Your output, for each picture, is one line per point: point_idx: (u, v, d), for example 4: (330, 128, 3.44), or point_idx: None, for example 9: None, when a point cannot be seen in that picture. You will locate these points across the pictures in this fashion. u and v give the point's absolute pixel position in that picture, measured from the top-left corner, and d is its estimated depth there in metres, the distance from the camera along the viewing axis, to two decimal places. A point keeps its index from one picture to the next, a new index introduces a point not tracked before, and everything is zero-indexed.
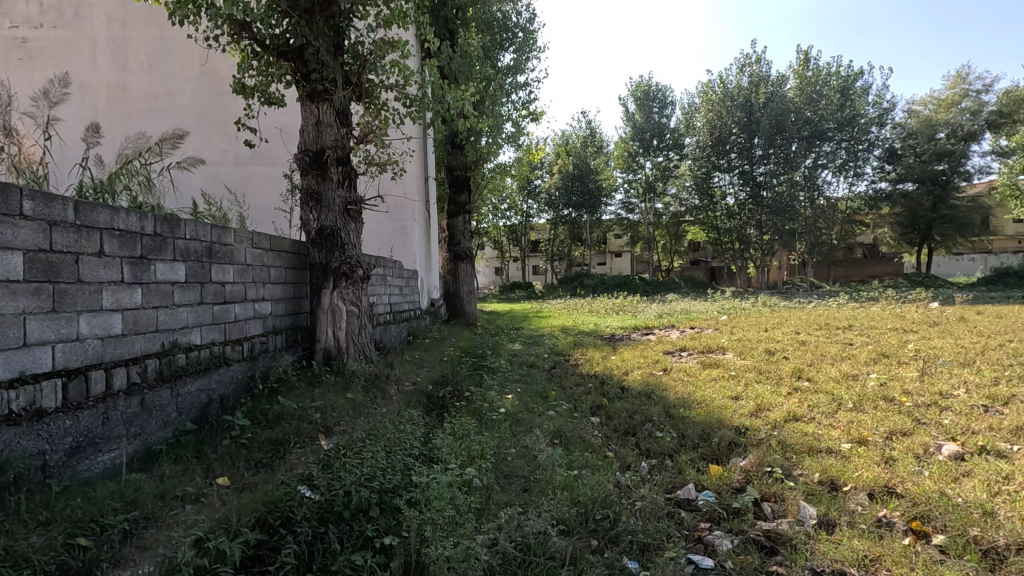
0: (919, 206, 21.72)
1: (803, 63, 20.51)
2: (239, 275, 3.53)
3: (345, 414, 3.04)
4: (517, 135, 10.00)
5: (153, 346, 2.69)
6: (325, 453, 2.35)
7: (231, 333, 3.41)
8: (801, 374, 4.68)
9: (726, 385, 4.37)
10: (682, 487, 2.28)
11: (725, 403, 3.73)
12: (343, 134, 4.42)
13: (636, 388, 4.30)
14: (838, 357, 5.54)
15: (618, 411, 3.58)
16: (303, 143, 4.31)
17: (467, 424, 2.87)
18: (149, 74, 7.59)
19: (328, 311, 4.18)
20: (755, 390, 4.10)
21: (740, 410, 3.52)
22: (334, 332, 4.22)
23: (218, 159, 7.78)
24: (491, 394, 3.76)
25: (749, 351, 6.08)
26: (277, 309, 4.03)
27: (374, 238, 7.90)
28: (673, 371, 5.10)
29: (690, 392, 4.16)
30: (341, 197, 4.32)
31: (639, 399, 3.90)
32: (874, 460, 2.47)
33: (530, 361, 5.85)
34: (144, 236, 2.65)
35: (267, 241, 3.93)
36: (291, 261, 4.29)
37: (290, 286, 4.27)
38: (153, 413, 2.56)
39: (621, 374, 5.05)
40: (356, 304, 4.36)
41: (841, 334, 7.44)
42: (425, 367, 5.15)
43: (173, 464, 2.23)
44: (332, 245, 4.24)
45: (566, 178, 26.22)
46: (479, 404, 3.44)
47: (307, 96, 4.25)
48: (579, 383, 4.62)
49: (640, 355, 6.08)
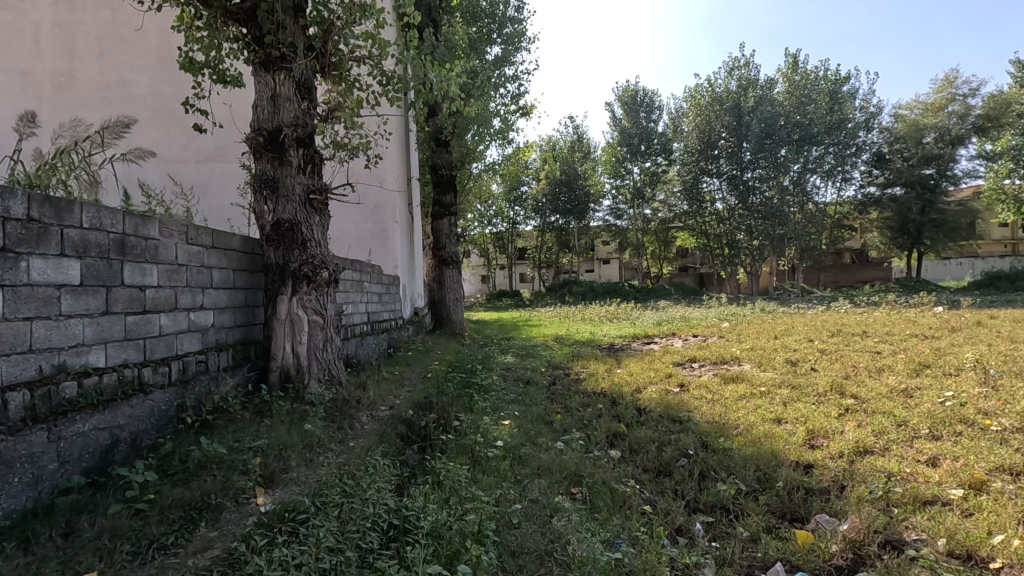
0: (908, 211, 21.50)
1: (792, 67, 20.06)
2: (167, 277, 2.81)
3: (296, 459, 2.34)
4: (506, 132, 9.36)
5: (25, 372, 1.97)
6: (252, 528, 1.65)
7: (154, 352, 2.67)
8: (841, 389, 4.05)
9: (761, 404, 3.72)
10: (765, 568, 1.61)
11: (769, 429, 3.08)
12: (305, 109, 3.71)
13: (656, 410, 3.65)
14: (873, 368, 4.94)
15: (641, 442, 2.92)
16: (257, 121, 3.59)
17: (461, 476, 2.18)
18: (100, 62, 6.85)
19: (286, 322, 3.45)
20: (800, 410, 3.46)
21: (793, 439, 2.88)
22: (292, 347, 3.47)
23: (178, 156, 7.06)
24: (485, 423, 3.08)
25: (770, 361, 5.47)
26: (221, 320, 3.31)
27: (351, 241, 7.22)
28: (691, 388, 4.42)
29: (722, 415, 3.49)
30: (303, 184, 3.62)
31: (664, 425, 3.24)
32: (1016, 520, 1.81)
33: (526, 376, 5.16)
34: (11, 222, 1.93)
35: (208, 236, 3.21)
36: (242, 261, 3.57)
37: (240, 292, 3.54)
38: (15, 467, 1.84)
39: (634, 391, 4.39)
40: (321, 314, 3.63)
41: (861, 341, 6.86)
42: (406, 386, 4.45)
43: (20, 553, 1.51)
44: (291, 242, 3.52)
45: (553, 184, 25.70)
46: (471, 438, 2.75)
47: (261, 64, 3.55)
48: (587, 404, 3.94)
49: (649, 367, 5.43)
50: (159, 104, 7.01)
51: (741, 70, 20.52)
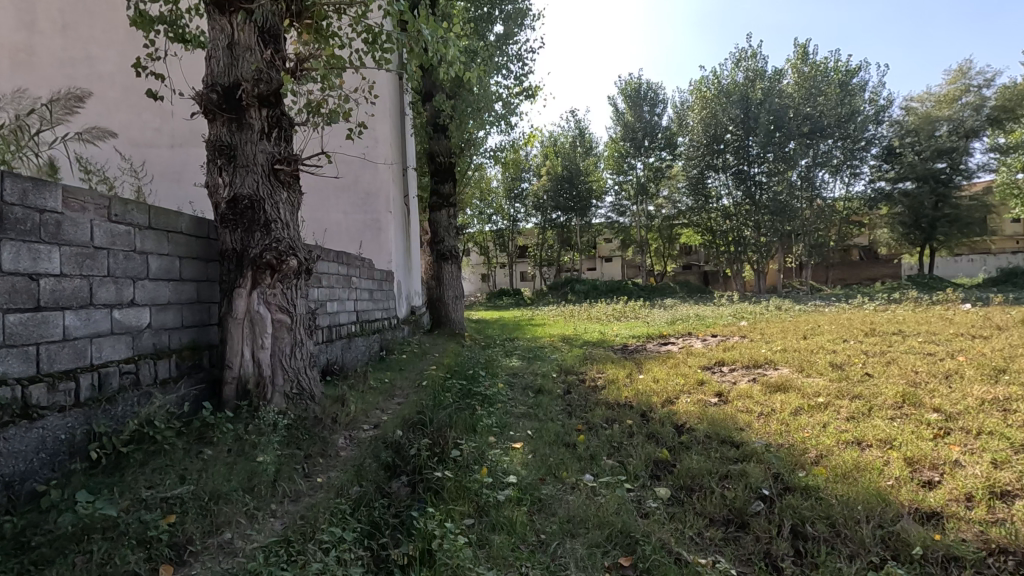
0: (920, 205, 20.66)
1: (801, 58, 19.06)
2: (78, 261, 2.15)
3: (234, 514, 1.68)
4: (508, 117, 8.68)
5: None
6: None
7: (54, 363, 2.01)
8: (917, 401, 3.37)
9: (828, 420, 3.05)
10: None
11: (856, 456, 2.42)
12: (271, 62, 3.02)
13: (700, 429, 2.97)
14: (934, 373, 4.26)
15: (695, 474, 2.27)
16: (210, 75, 2.90)
17: (462, 547, 1.53)
18: (64, 36, 6.11)
19: (245, 321, 2.78)
20: (881, 428, 2.79)
21: (894, 472, 2.21)
22: (252, 354, 2.80)
23: (151, 140, 6.43)
24: (492, 454, 2.43)
25: (810, 365, 4.80)
26: (161, 319, 2.65)
27: (340, 233, 6.59)
28: (732, 399, 3.76)
29: (784, 435, 2.83)
30: (267, 154, 2.95)
31: (717, 451, 2.58)
32: None
33: (535, 383, 4.50)
34: None
35: (143, 213, 2.55)
36: (190, 246, 2.88)
37: (188, 284, 2.87)
38: None
39: (664, 401, 3.73)
40: (289, 312, 2.95)
41: (902, 342, 6.18)
42: (396, 397, 3.81)
43: None
44: (251, 223, 2.84)
45: (555, 181, 24.93)
46: (476, 476, 2.11)
47: (215, 5, 2.86)
48: (613, 420, 3.27)
49: (675, 373, 4.76)
50: (129, 82, 6.31)
51: (748, 62, 19.78)
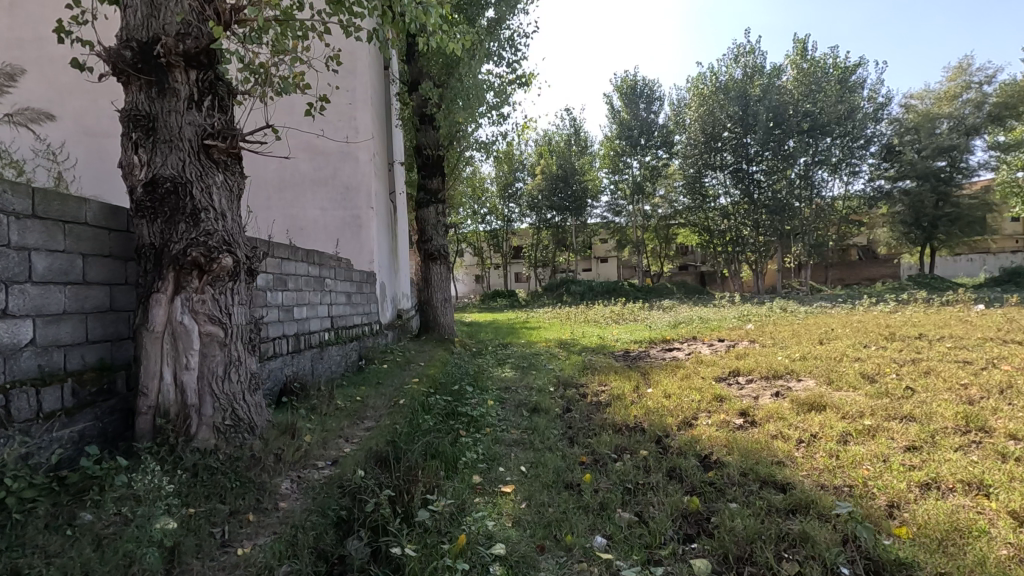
0: (921, 204, 20.17)
1: (801, 53, 18.51)
2: None
3: None
4: (501, 107, 8.13)
5: None
6: None
7: None
8: (986, 426, 2.82)
9: (891, 451, 2.49)
10: None
11: (946, 507, 1.87)
12: (203, 14, 2.44)
13: (733, 464, 2.40)
14: (985, 387, 3.71)
15: (742, 537, 1.71)
16: (125, 27, 2.31)
17: None
18: (9, 14, 5.49)
19: (164, 335, 2.20)
20: (961, 465, 2.24)
21: (1007, 535, 1.66)
22: (173, 377, 2.22)
23: (108, 130, 5.82)
24: (473, 511, 1.87)
25: (840, 376, 4.26)
26: (50, 333, 2.06)
27: (315, 229, 6.01)
28: (760, 420, 3.21)
29: (842, 473, 2.27)
30: (195, 127, 2.37)
31: (760, 499, 2.02)
32: None
33: (530, 400, 3.92)
34: None
35: (22, 196, 1.95)
36: (95, 241, 2.29)
37: (93, 289, 2.28)
38: None
39: (681, 423, 3.17)
40: (223, 323, 2.38)
41: (931, 347, 5.64)
42: (366, 420, 3.24)
43: None
44: (174, 211, 2.27)
45: (550, 180, 24.28)
46: (449, 552, 1.55)
47: None
48: (623, 450, 2.71)
49: (688, 386, 4.21)
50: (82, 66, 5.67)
51: (746, 57, 19.35)
